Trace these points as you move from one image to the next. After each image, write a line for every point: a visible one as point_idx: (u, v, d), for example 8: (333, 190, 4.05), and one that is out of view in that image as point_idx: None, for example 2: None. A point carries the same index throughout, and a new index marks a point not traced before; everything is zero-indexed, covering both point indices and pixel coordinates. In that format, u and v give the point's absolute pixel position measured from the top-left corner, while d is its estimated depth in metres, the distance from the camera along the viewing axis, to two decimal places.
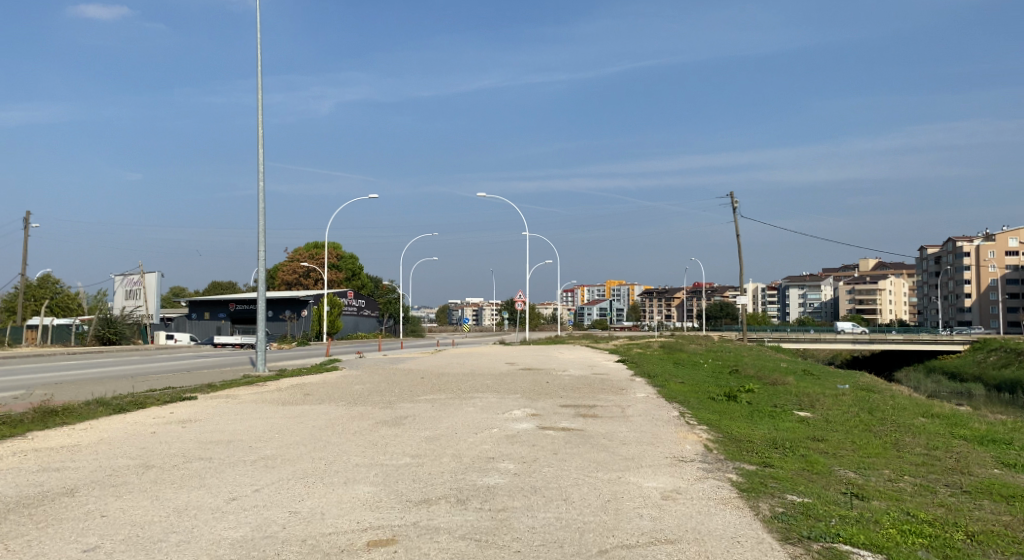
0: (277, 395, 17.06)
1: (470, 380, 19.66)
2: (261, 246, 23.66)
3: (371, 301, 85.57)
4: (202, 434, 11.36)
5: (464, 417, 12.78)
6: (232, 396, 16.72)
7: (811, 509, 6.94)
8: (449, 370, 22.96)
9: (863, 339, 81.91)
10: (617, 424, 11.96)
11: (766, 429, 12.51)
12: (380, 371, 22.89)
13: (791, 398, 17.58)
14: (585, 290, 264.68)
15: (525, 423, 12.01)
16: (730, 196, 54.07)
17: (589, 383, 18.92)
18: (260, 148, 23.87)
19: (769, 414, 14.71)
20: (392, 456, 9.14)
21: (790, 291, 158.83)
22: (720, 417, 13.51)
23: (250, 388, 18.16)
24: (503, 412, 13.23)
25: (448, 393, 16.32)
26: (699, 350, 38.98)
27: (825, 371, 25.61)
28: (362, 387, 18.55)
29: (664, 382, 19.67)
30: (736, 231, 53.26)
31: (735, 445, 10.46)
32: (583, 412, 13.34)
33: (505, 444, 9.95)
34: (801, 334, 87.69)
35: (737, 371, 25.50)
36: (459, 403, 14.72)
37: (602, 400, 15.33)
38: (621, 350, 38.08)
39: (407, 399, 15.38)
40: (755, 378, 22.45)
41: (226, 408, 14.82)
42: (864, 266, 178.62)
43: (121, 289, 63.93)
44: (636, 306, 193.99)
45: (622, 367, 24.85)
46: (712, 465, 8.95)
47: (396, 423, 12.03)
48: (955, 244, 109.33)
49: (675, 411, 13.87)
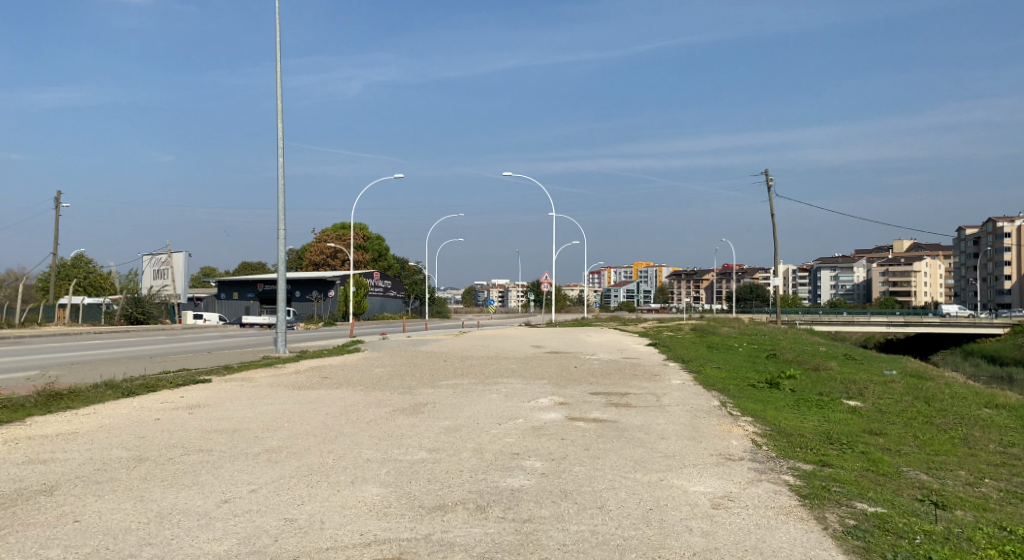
0: (295, 378, 16.31)
1: (496, 364, 18.78)
2: (281, 223, 22.96)
3: (398, 282, 85.07)
4: (208, 421, 10.59)
5: (487, 404, 11.91)
6: (248, 379, 16.00)
7: (888, 521, 6.00)
8: (474, 354, 22.09)
9: (898, 322, 79.88)
10: (653, 415, 11.02)
11: (817, 420, 11.53)
12: (403, 354, 22.10)
13: (837, 385, 16.54)
14: (612, 271, 262.95)
15: (552, 412, 11.13)
16: (765, 175, 52.51)
17: (620, 368, 17.96)
18: (280, 122, 23.12)
19: (817, 403, 13.68)
20: (406, 451, 8.28)
21: (822, 273, 156.01)
22: (764, 407, 12.50)
23: (267, 370, 17.47)
24: (529, 399, 12.34)
25: (472, 378, 15.49)
26: (733, 333, 37.75)
27: (867, 356, 24.47)
28: (384, 371, 17.74)
29: (699, 368, 18.70)
30: (770, 211, 51.73)
31: (786, 441, 9.49)
32: (615, 401, 12.43)
33: (531, 438, 9.08)
34: (833, 316, 85.80)
35: (775, 355, 24.40)
36: (483, 389, 13.85)
37: (635, 387, 14.41)
38: (651, 333, 37.03)
39: (429, 384, 14.56)
40: (795, 364, 21.37)
41: (239, 393, 14.07)
42: (899, 247, 174.89)
43: (149, 269, 63.92)
44: (664, 288, 192.12)
45: (653, 351, 23.88)
46: (765, 465, 8.02)
47: (415, 411, 11.20)
48: (995, 224, 106.26)
49: (715, 400, 12.89)
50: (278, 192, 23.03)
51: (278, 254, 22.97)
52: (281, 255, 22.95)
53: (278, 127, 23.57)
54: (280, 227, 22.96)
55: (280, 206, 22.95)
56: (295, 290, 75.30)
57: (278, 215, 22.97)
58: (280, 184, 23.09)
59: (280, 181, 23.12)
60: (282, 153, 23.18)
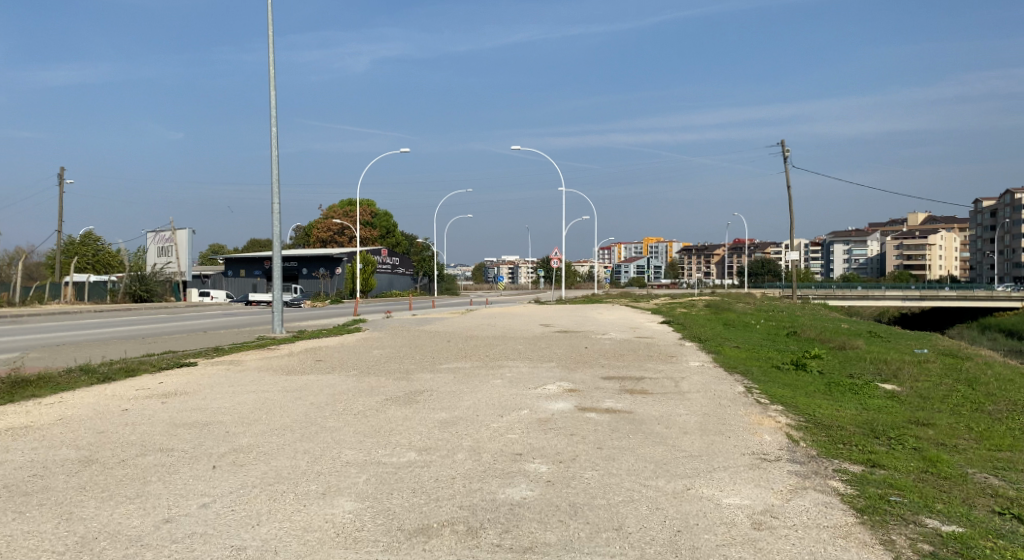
0: (287, 361, 15.24)
1: (502, 345, 17.67)
2: (274, 195, 21.90)
3: (406, 258, 84.03)
4: (179, 413, 9.50)
5: (489, 392, 10.84)
6: (237, 363, 14.95)
7: (974, 545, 4.90)
8: (480, 333, 20.99)
9: (913, 296, 78.42)
10: (672, 404, 9.96)
11: (854, 409, 10.44)
12: (405, 334, 21.03)
13: (868, 366, 15.44)
14: (623, 247, 261.61)
15: (561, 401, 10.03)
16: (782, 146, 50.98)
17: (634, 349, 16.83)
18: (273, 89, 22.03)
19: (852, 388, 12.56)
20: (391, 452, 7.21)
21: (835, 248, 154.00)
22: (795, 394, 11.39)
23: (260, 352, 16.46)
24: (535, 386, 11.24)
25: (475, 361, 14.41)
26: (749, 310, 36.51)
27: (892, 333, 23.31)
28: (383, 353, 16.66)
29: (718, 348, 17.61)
30: (787, 183, 50.36)
31: (826, 437, 8.39)
32: (630, 387, 11.33)
33: (537, 434, 7.99)
34: (848, 290, 84.37)
35: (796, 333, 23.24)
36: (487, 374, 12.76)
37: (650, 370, 13.32)
38: (664, 310, 36.02)
39: (428, 369, 13.50)
40: (819, 342, 20.24)
41: (223, 378, 13.02)
42: (914, 220, 172.45)
43: (154, 246, 63.05)
44: (675, 263, 190.27)
45: (667, 330, 22.83)
46: (807, 467, 6.92)
47: (409, 401, 10.13)
48: (1012, 195, 104.19)
49: (739, 384, 11.78)
50: (272, 162, 21.96)
51: (272, 228, 21.92)
52: (275, 229, 21.89)
53: (272, 96, 22.39)
54: (274, 199, 21.90)
55: (273, 177, 21.88)
56: (302, 267, 74.37)
57: (272, 186, 21.91)
58: (273, 153, 22.02)
59: (273, 151, 22.03)
60: (275, 122, 22.15)
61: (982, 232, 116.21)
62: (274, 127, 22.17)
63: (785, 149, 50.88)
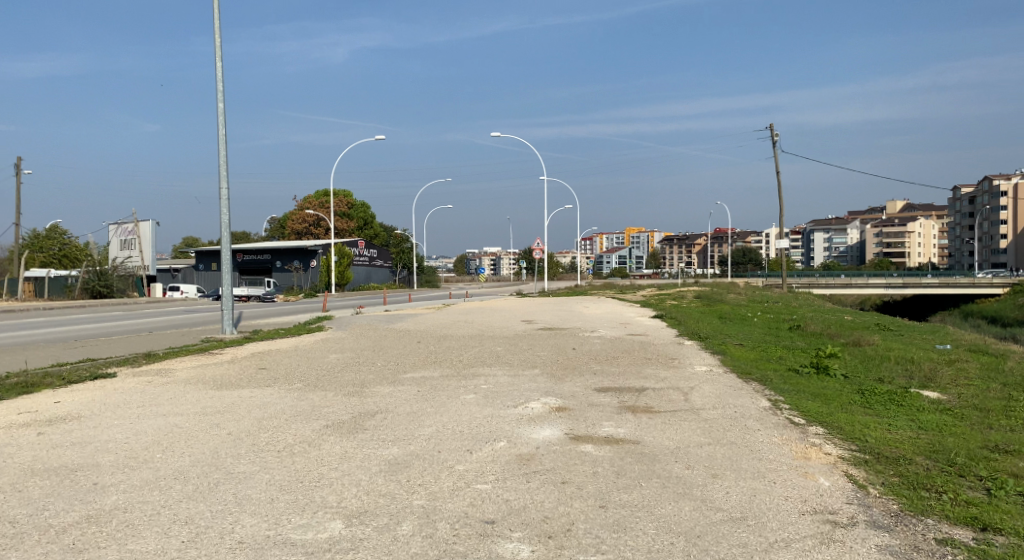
0: (227, 371, 12.98)
1: (478, 347, 15.46)
2: (223, 179, 19.71)
3: (384, 251, 81.54)
4: (48, 449, 7.22)
5: (456, 414, 8.70)
6: (166, 373, 12.67)
7: None
8: (455, 332, 18.74)
9: (896, 284, 77.20)
10: (686, 428, 7.90)
11: (908, 429, 8.42)
12: (370, 333, 18.71)
13: (895, 368, 13.42)
14: (604, 237, 260.35)
15: (547, 427, 7.91)
16: (770, 131, 49.10)
17: (628, 350, 14.72)
18: (220, 61, 19.86)
19: (891, 396, 10.54)
20: (310, 522, 5.07)
21: (815, 236, 153.10)
22: (831, 409, 9.35)
23: (195, 360, 14.21)
24: (516, 404, 9.10)
25: (446, 369, 12.24)
26: (741, 301, 34.38)
27: (901, 325, 21.43)
28: (341, 358, 14.41)
29: (721, 347, 15.55)
30: (776, 169, 48.65)
31: (898, 478, 6.33)
32: (630, 403, 9.24)
33: (518, 483, 5.91)
34: (830, 278, 82.86)
35: (799, 327, 21.29)
36: (458, 386, 10.59)
37: (651, 377, 11.26)
38: (652, 302, 34.09)
39: (387, 380, 11.33)
40: (829, 338, 18.25)
41: (137, 393, 10.75)
42: (893, 208, 171.97)
43: (115, 239, 60.40)
44: (655, 253, 188.77)
45: (659, 326, 20.80)
46: (901, 538, 4.90)
47: (355, 429, 7.94)
48: (991, 182, 103.40)
49: (761, 398, 9.72)
50: (219, 142, 19.77)
51: (220, 215, 19.69)
52: (224, 217, 19.65)
53: (220, 71, 20.09)
54: (222, 183, 19.68)
55: (221, 158, 19.69)
56: (275, 260, 71.68)
57: (220, 168, 19.69)
58: (221, 131, 19.87)
59: (221, 130, 19.86)
60: (222, 96, 20.03)
61: (960, 219, 115.40)
62: (222, 103, 20.05)
63: (771, 133, 48.93)
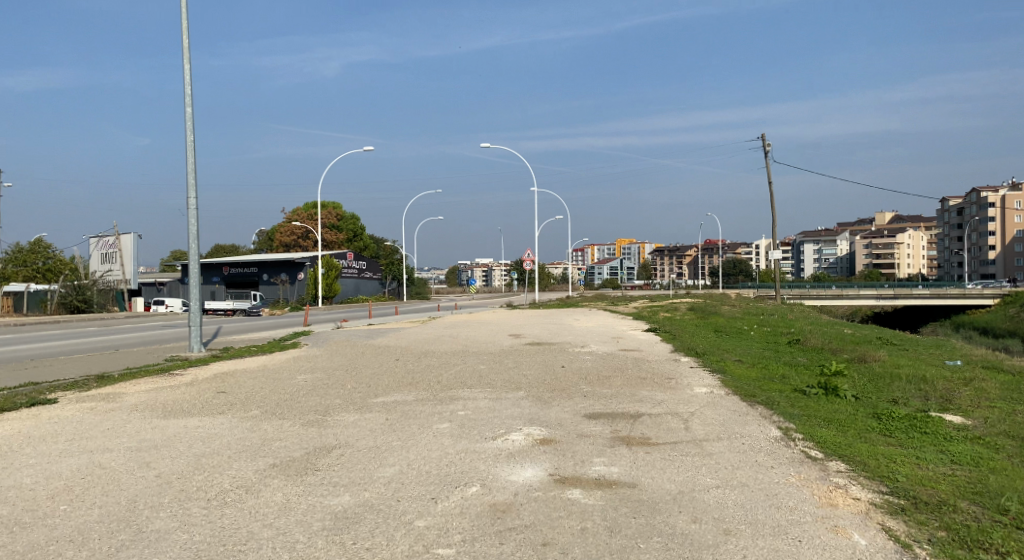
0: (181, 395, 11.85)
1: (459, 365, 14.35)
2: (190, 188, 18.68)
3: (373, 263, 80.33)
4: None
5: (425, 449, 7.61)
6: (116, 398, 11.56)
7: None
8: (437, 348, 17.61)
9: (888, 295, 76.49)
10: (690, 467, 6.79)
11: (940, 462, 7.34)
12: (345, 350, 17.56)
13: (909, 387, 12.33)
14: (595, 248, 259.92)
15: (527, 465, 6.83)
16: (763, 140, 48.22)
17: (620, 368, 13.62)
18: (187, 62, 18.89)
19: (911, 420, 9.47)
20: None
21: (806, 246, 152.73)
22: (850, 438, 8.27)
23: (149, 383, 13.07)
24: (494, 436, 7.99)
25: (422, 391, 11.13)
26: (737, 313, 33.29)
27: (905, 338, 20.42)
28: (310, 379, 13.30)
29: (720, 364, 14.49)
30: (769, 178, 47.80)
31: (946, 532, 5.25)
32: (624, 434, 8.16)
33: (487, 548, 4.82)
34: (821, 289, 82.12)
35: (799, 342, 20.25)
36: (431, 413, 9.48)
37: (646, 401, 10.18)
38: (645, 314, 33.14)
39: (355, 405, 10.23)
40: (833, 353, 17.19)
41: (75, 422, 9.64)
42: (883, 218, 171.87)
43: (95, 252, 59.28)
44: (647, 265, 188.20)
45: (653, 340, 19.75)
46: None
47: (305, 471, 6.83)
48: (980, 193, 103.14)
49: (770, 425, 8.62)
50: (186, 148, 18.77)
51: (188, 225, 18.65)
52: (191, 227, 18.61)
53: (188, 74, 19.08)
54: (189, 192, 18.65)
55: (189, 165, 18.66)
56: (261, 273, 70.47)
57: (187, 176, 18.64)
58: (189, 136, 18.90)
59: (189, 136, 18.90)
60: (190, 99, 19.09)
61: (950, 230, 115.10)
62: (190, 107, 19.10)
63: (763, 141, 48.07)
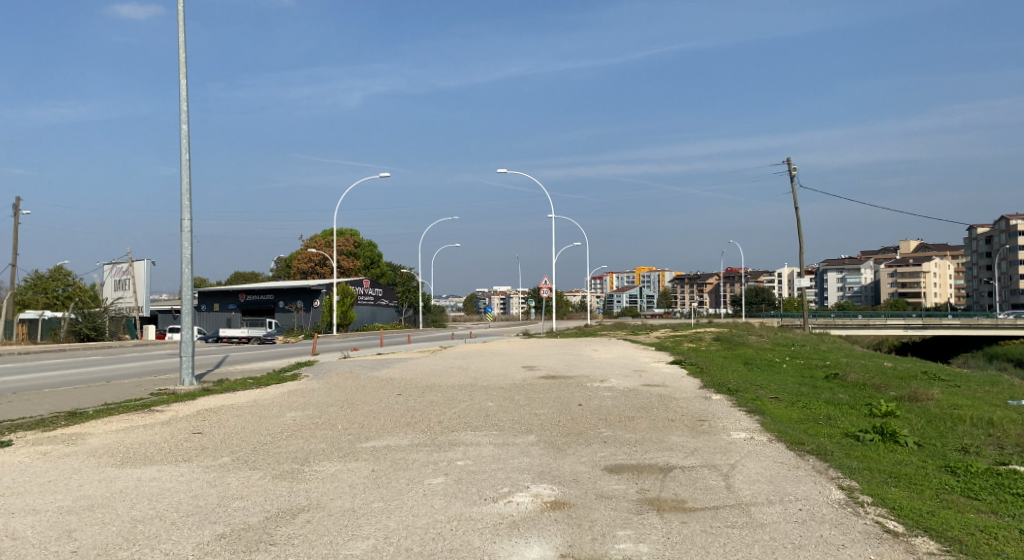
0: (151, 437, 10.53)
1: (466, 402, 12.91)
2: (185, 210, 17.59)
3: (390, 290, 79.28)
4: None
5: (408, 515, 6.20)
6: (78, 441, 10.28)
7: None
8: (445, 382, 16.23)
9: (916, 325, 74.19)
10: (740, 546, 5.35)
11: None
12: (346, 383, 16.22)
13: (978, 433, 10.71)
14: (615, 276, 258.31)
15: (532, 543, 5.42)
16: (787, 165, 46.78)
17: (644, 407, 12.13)
18: (184, 76, 17.85)
19: (993, 474, 7.94)
20: None
21: (829, 275, 150.16)
22: (931, 499, 6.75)
23: (120, 423, 11.78)
24: (497, 498, 6.59)
25: (420, 436, 9.72)
26: (765, 344, 31.55)
27: (953, 373, 18.77)
28: (299, 417, 11.95)
29: (756, 403, 12.99)
30: (795, 204, 46.30)
31: None
32: (655, 496, 6.70)
33: None
34: (848, 319, 79.85)
35: (837, 377, 18.67)
36: (426, 464, 8.08)
37: (676, 451, 8.74)
38: (668, 344, 31.63)
39: (341, 452, 8.84)
40: (878, 391, 15.57)
41: (17, 471, 8.34)
42: (908, 247, 169.09)
43: (110, 279, 58.85)
44: (668, 293, 186.21)
45: (678, 373, 18.25)
46: None
47: (259, 547, 5.48)
48: (1009, 221, 100.70)
49: (829, 483, 7.15)
50: (181, 167, 17.69)
51: (182, 249, 17.54)
52: (185, 251, 17.50)
53: (184, 89, 18.02)
54: (183, 214, 17.57)
55: (183, 185, 17.57)
56: (276, 300, 69.65)
57: (181, 197, 17.57)
58: (185, 155, 17.86)
59: (185, 155, 17.84)
60: (186, 115, 18.03)
61: (978, 259, 112.53)
62: (185, 124, 18.02)
63: (789, 167, 46.68)
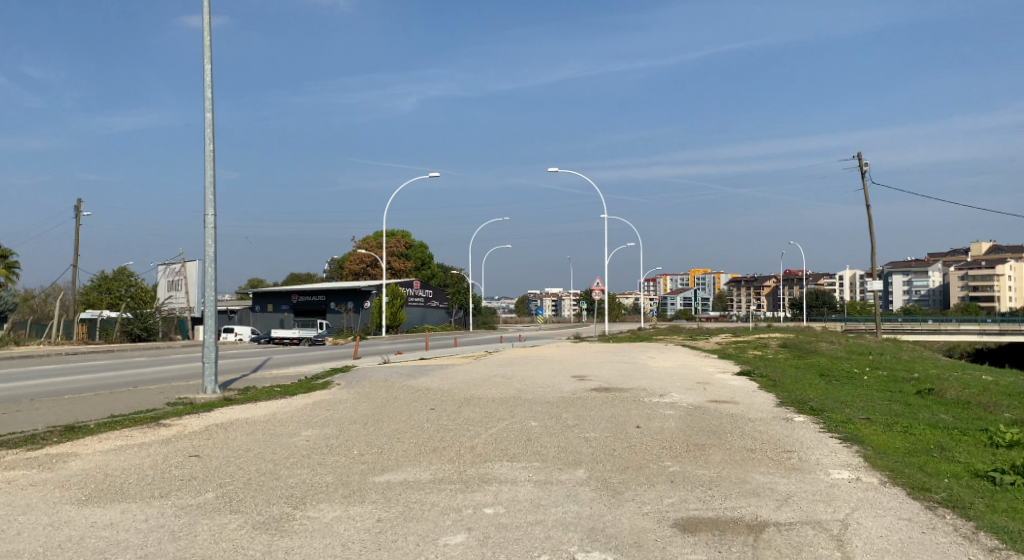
0: (140, 461, 9.07)
1: (506, 422, 11.20)
2: (208, 204, 16.29)
3: (440, 291, 78.16)
4: None
5: None
6: (58, 467, 8.84)
7: None
8: (485, 394, 14.57)
9: (992, 331, 69.82)
10: None
11: None
12: (377, 394, 14.66)
13: None
14: (670, 278, 254.06)
15: None
16: (858, 160, 43.89)
17: (716, 432, 10.25)
18: (208, 61, 16.54)
19: None
20: None
21: (894, 278, 144.35)
22: None
23: (113, 442, 10.35)
24: None
25: (445, 469, 8.01)
26: (837, 352, 29.11)
27: None
28: (315, 437, 10.39)
29: (850, 428, 10.93)
30: (866, 202, 43.48)
31: None
32: None
33: None
34: (917, 324, 75.76)
35: (932, 393, 16.38)
36: (447, 511, 6.38)
37: (762, 498, 6.86)
38: (730, 352, 29.45)
39: (346, 491, 7.19)
40: (989, 412, 13.31)
41: None
42: (980, 250, 161.49)
43: (164, 279, 59.03)
44: (724, 296, 181.91)
45: (746, 387, 16.25)
46: None
47: None
48: None
49: None
50: (204, 158, 16.39)
51: (205, 246, 16.27)
52: (209, 249, 16.22)
53: (208, 75, 16.71)
54: (207, 208, 16.29)
55: (206, 178, 16.23)
56: (328, 302, 69.11)
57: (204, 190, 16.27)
58: (208, 146, 16.56)
59: (208, 145, 16.55)
60: (210, 103, 16.68)
61: None
62: (209, 112, 16.68)
63: (860, 164, 43.78)
